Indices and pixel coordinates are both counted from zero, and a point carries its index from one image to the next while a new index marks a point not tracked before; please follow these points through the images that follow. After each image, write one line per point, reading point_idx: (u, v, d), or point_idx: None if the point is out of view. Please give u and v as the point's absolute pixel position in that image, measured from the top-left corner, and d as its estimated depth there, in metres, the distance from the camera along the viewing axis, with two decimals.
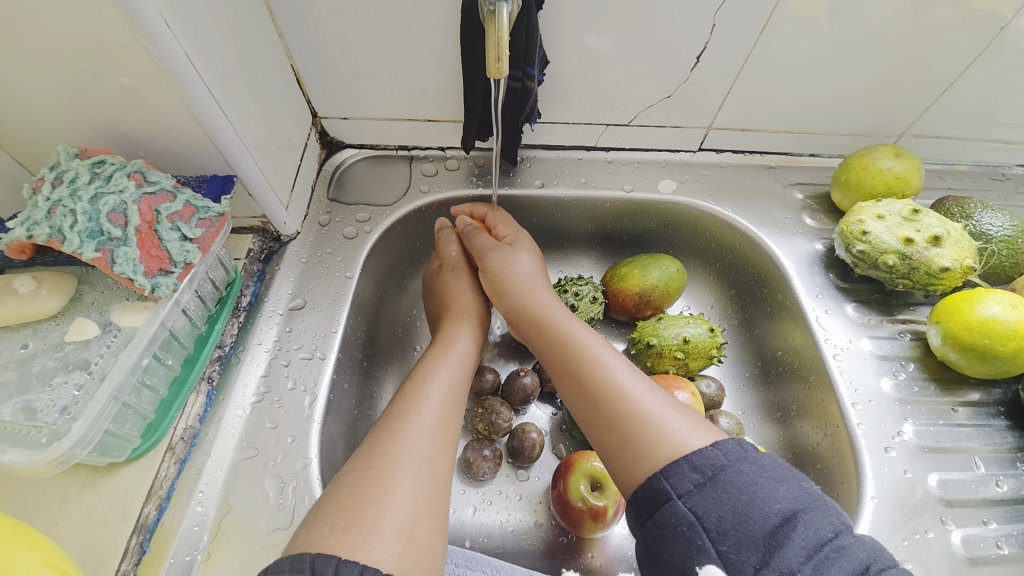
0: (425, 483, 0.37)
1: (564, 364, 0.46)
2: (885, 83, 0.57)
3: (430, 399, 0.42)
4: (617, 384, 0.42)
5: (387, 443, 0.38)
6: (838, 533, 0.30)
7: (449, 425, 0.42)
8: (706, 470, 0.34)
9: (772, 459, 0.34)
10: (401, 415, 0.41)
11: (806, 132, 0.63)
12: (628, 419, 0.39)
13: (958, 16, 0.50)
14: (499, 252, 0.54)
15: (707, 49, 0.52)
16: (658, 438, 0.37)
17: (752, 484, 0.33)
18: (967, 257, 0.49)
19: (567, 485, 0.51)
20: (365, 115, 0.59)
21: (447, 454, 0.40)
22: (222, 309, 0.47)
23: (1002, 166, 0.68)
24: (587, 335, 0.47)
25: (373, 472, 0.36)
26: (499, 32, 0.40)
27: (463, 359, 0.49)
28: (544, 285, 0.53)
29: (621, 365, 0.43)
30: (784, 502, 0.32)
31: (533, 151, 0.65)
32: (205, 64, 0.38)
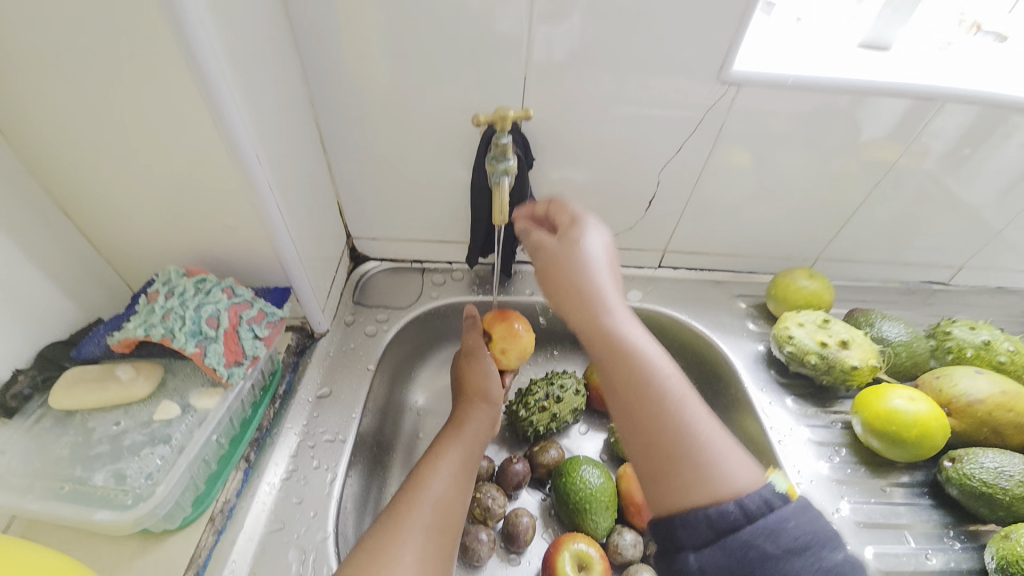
0: (430, 550, 0.43)
1: (619, 372, 0.44)
2: (793, 220, 0.74)
3: (440, 476, 0.50)
4: (676, 410, 0.42)
5: (400, 515, 0.45)
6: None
7: (455, 501, 0.49)
8: (721, 530, 0.36)
9: (799, 526, 0.36)
10: (413, 490, 0.48)
11: (741, 255, 0.79)
12: (681, 450, 0.40)
13: (861, 164, 0.68)
14: (574, 222, 0.52)
15: (655, 195, 0.70)
16: (706, 472, 0.39)
17: (765, 553, 0.35)
18: (871, 357, 0.62)
19: (555, 566, 0.56)
20: (390, 236, 0.74)
21: (450, 525, 0.47)
22: (264, 395, 0.55)
23: (905, 281, 0.84)
24: (658, 360, 0.44)
25: (386, 539, 0.43)
26: (502, 197, 0.55)
27: (472, 440, 0.57)
28: (607, 273, 0.49)
29: (682, 391, 0.43)
30: (802, 573, 0.34)
31: (524, 265, 0.79)
32: (290, 212, 0.52)
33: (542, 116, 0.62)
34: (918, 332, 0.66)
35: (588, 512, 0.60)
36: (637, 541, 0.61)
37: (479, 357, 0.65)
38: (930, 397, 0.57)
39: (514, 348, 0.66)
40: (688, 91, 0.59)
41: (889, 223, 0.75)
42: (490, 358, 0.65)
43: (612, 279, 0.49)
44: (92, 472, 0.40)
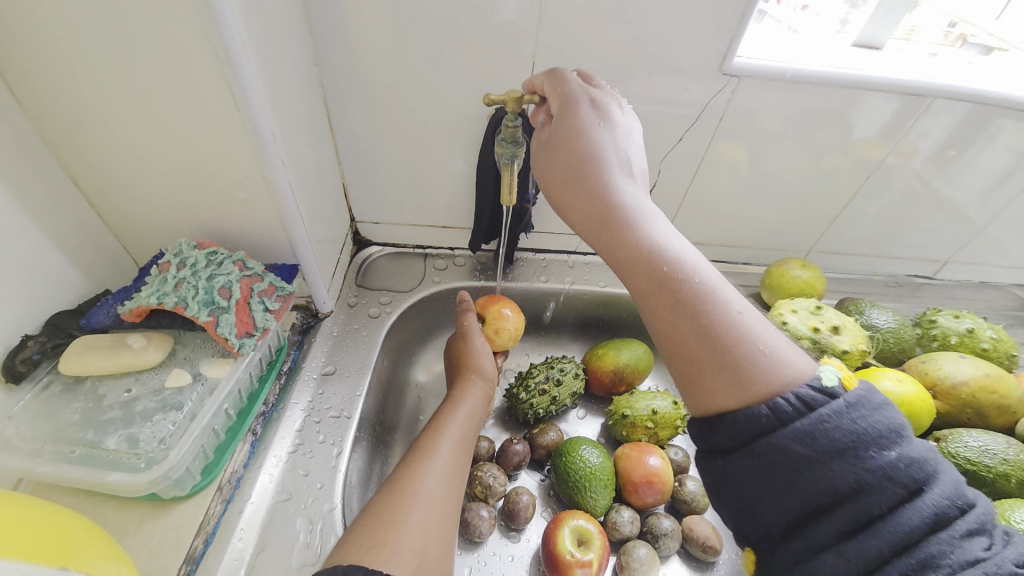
0: (436, 515, 0.44)
1: (648, 271, 0.41)
2: (788, 213, 0.77)
3: (442, 447, 0.51)
4: (709, 299, 0.38)
5: (405, 482, 0.46)
6: (894, 510, 0.31)
7: (456, 471, 0.50)
8: (751, 433, 0.34)
9: (842, 425, 0.32)
10: (416, 460, 0.49)
11: (737, 247, 0.81)
12: (720, 339, 0.37)
13: (852, 159, 0.70)
14: (586, 107, 0.47)
15: (656, 185, 0.72)
16: (750, 360, 0.35)
17: (805, 461, 0.32)
18: (861, 343, 0.63)
19: (557, 540, 0.57)
20: (394, 220, 0.75)
21: (454, 493, 0.48)
22: (271, 370, 0.56)
23: (893, 275, 0.87)
24: (680, 252, 0.41)
25: (393, 504, 0.43)
26: (512, 176, 0.56)
27: (470, 413, 0.58)
28: (619, 166, 0.45)
29: (713, 279, 0.39)
30: (845, 477, 0.31)
31: (525, 253, 0.81)
32: (299, 189, 0.53)
33: None
34: (905, 320, 0.69)
35: (586, 490, 0.62)
36: (634, 518, 0.62)
37: (470, 335, 0.66)
38: (916, 380, 0.60)
39: (509, 332, 0.69)
40: (690, 83, 0.61)
41: (878, 217, 0.78)
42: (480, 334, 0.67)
43: (626, 169, 0.46)
44: (104, 436, 0.40)
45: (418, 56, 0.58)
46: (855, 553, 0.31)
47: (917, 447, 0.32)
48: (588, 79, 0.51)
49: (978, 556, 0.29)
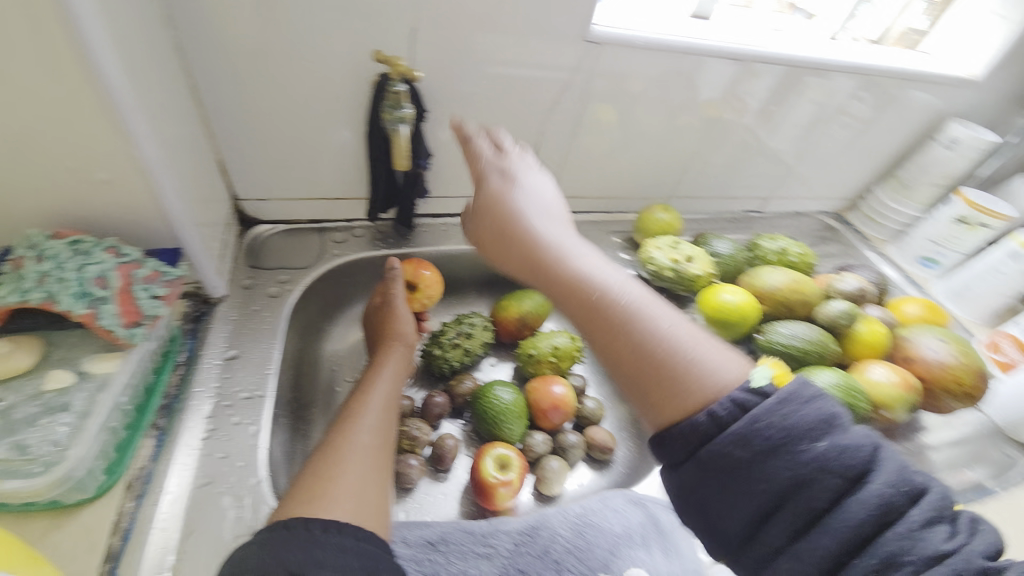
0: (370, 464, 0.48)
1: (591, 307, 0.48)
2: (650, 165, 0.89)
3: (370, 408, 0.55)
4: (645, 323, 0.46)
5: (338, 440, 0.50)
6: (834, 501, 0.37)
7: (386, 426, 0.54)
8: (694, 442, 0.40)
9: (774, 424, 0.39)
10: (347, 421, 0.53)
11: (613, 198, 0.92)
12: (659, 357, 0.44)
13: (694, 117, 0.83)
14: (500, 175, 0.61)
15: (539, 146, 0.78)
16: (687, 373, 0.43)
17: (745, 464, 0.38)
18: (709, 268, 0.78)
19: (480, 468, 0.65)
20: (281, 196, 0.73)
21: (386, 444, 0.52)
22: (166, 361, 0.54)
23: (734, 212, 1.06)
24: (613, 285, 0.49)
25: (328, 461, 0.47)
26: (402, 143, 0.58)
27: (395, 373, 0.62)
28: (543, 214, 0.58)
29: (646, 307, 0.47)
30: (782, 471, 0.38)
31: (424, 219, 0.84)
32: (170, 166, 0.49)
33: (430, 70, 0.65)
34: (739, 247, 0.85)
35: (503, 422, 0.70)
36: (546, 439, 0.72)
37: (393, 301, 0.69)
38: (747, 291, 0.75)
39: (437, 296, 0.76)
40: (558, 48, 0.67)
41: (718, 165, 0.93)
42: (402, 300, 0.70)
43: (554, 217, 0.59)
44: None
45: (288, 21, 0.56)
46: (806, 547, 0.37)
47: (848, 439, 0.38)
48: (496, 140, 0.65)
49: (938, 548, 0.34)
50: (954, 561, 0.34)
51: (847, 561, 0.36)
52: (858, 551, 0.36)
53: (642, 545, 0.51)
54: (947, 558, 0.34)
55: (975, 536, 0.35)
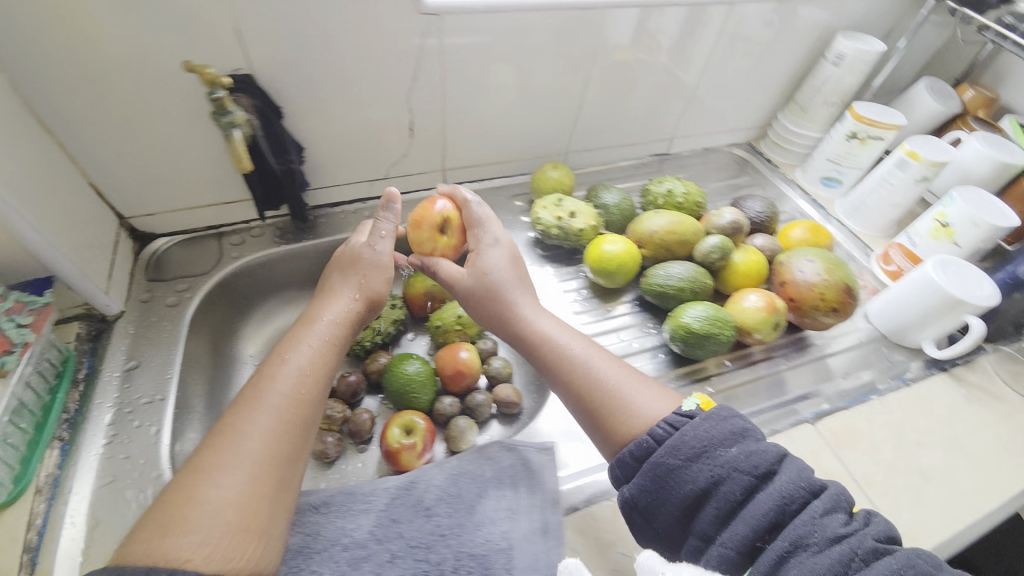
0: (254, 476, 0.44)
1: (558, 367, 0.58)
2: (538, 124, 0.90)
3: (269, 403, 0.49)
4: (596, 374, 0.56)
5: (225, 441, 0.45)
6: (748, 496, 0.44)
7: (290, 423, 0.49)
8: (641, 458, 0.49)
9: (695, 436, 0.47)
10: (243, 410, 0.48)
11: (510, 161, 0.94)
12: (607, 401, 0.55)
13: (567, 70, 0.83)
14: (480, 238, 0.67)
15: (413, 122, 0.79)
16: (630, 414, 0.53)
17: (675, 471, 0.47)
18: (592, 220, 0.80)
19: (387, 436, 0.70)
20: (168, 208, 0.75)
21: (286, 447, 0.48)
22: (62, 381, 0.59)
23: (640, 157, 1.07)
24: (569, 342, 0.60)
25: (209, 466, 0.43)
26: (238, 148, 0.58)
27: (316, 346, 0.55)
28: (507, 271, 0.65)
29: (596, 361, 0.58)
30: (703, 477, 0.46)
31: (322, 209, 0.86)
32: (18, 200, 0.53)
33: (273, 66, 0.66)
34: (626, 196, 0.86)
35: (411, 392, 0.75)
36: (454, 402, 0.77)
37: (375, 246, 0.64)
38: (628, 239, 0.79)
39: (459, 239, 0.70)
40: (399, 23, 0.67)
41: (608, 113, 0.94)
42: (379, 246, 0.64)
43: (512, 271, 0.65)
44: None
45: (111, 41, 0.58)
46: (728, 534, 0.44)
47: (757, 446, 0.46)
48: (464, 203, 0.69)
49: (836, 530, 0.40)
50: (852, 541, 0.40)
51: (764, 546, 0.42)
52: (771, 538, 0.42)
53: (510, 485, 0.56)
54: (842, 540, 0.40)
55: (869, 525, 0.41)
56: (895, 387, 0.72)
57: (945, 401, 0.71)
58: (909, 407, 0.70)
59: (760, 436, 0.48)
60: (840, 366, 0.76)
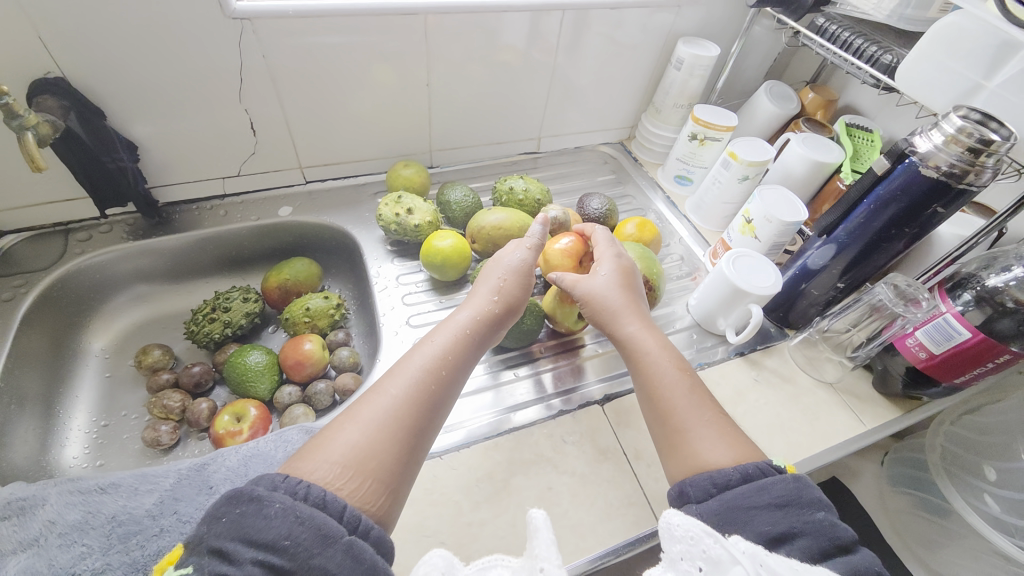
0: (373, 434, 0.50)
1: (646, 377, 0.62)
2: (390, 124, 0.94)
3: (408, 373, 0.55)
4: (671, 391, 0.59)
5: (365, 400, 0.53)
6: (823, 558, 0.43)
7: (418, 402, 0.53)
8: (718, 487, 0.49)
9: (784, 487, 0.47)
10: (389, 377, 0.55)
11: (370, 159, 0.98)
12: (672, 419, 0.57)
13: (408, 75, 0.88)
14: (613, 256, 0.73)
15: (254, 122, 0.83)
16: (690, 441, 0.55)
17: (752, 508, 0.46)
18: (428, 217, 0.85)
19: (216, 423, 0.74)
20: (5, 205, 0.77)
21: (407, 423, 0.52)
22: None
23: (510, 156, 1.12)
24: (659, 355, 0.63)
25: (344, 418, 0.51)
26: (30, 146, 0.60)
27: (461, 330, 0.61)
28: (616, 293, 0.69)
29: (676, 381, 0.60)
30: (782, 525, 0.45)
31: (176, 206, 0.88)
32: None
33: (85, 69, 0.68)
34: (476, 195, 0.91)
35: (249, 381, 0.79)
36: (295, 390, 0.81)
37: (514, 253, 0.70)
38: (459, 235, 0.84)
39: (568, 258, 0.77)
40: (213, 30, 0.70)
41: (464, 115, 0.99)
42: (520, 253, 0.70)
43: (625, 296, 0.69)
44: None
45: None
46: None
47: (841, 523, 0.46)
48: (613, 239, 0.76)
49: None
50: None
51: None
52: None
53: None
54: None
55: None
56: None
57: (734, 383, 0.79)
58: None
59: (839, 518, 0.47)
60: None
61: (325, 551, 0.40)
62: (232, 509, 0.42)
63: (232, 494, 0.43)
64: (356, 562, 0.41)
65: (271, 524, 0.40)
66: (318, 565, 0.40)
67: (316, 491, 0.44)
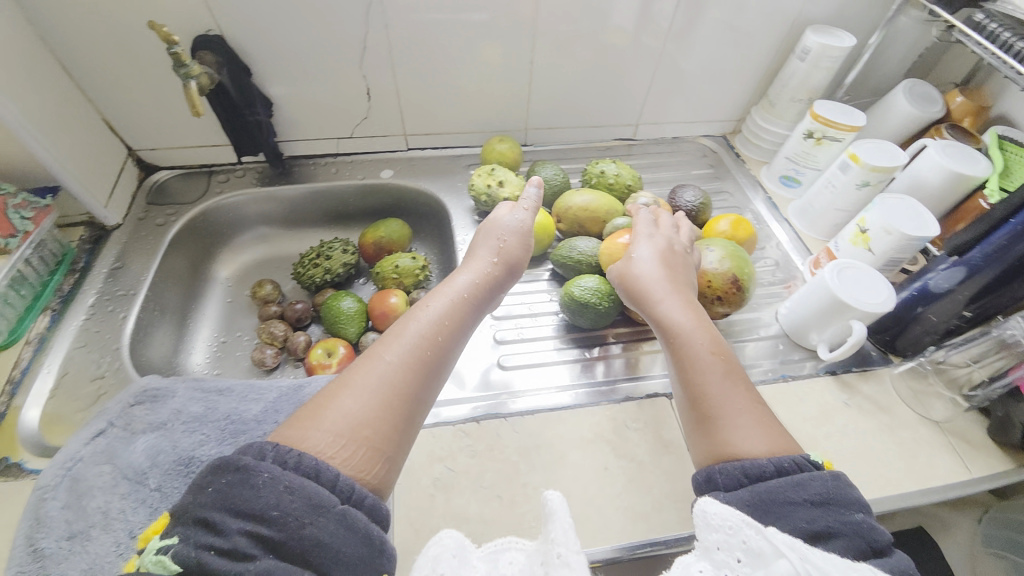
0: (371, 403, 0.49)
1: (682, 364, 0.59)
2: (491, 100, 0.96)
3: (403, 342, 0.54)
4: (708, 380, 0.56)
5: (357, 370, 0.51)
6: (861, 560, 0.41)
7: (412, 369, 0.53)
8: (751, 478, 0.47)
9: (822, 484, 0.45)
10: (381, 347, 0.54)
11: (467, 133, 1.02)
12: (708, 407, 0.54)
13: (514, 51, 0.89)
14: (654, 235, 0.72)
15: (370, 88, 0.89)
16: (726, 430, 0.52)
17: (789, 503, 0.44)
18: (518, 191, 0.88)
19: (310, 354, 0.84)
20: (166, 144, 0.91)
21: (402, 389, 0.51)
22: (61, 267, 0.76)
23: (604, 141, 1.10)
24: (695, 338, 0.60)
25: (337, 388, 0.50)
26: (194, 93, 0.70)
27: (450, 300, 0.62)
28: (654, 274, 0.67)
29: (712, 369, 0.57)
30: (820, 523, 0.43)
31: (296, 160, 0.99)
32: (33, 123, 0.70)
33: (240, 30, 0.78)
34: (568, 177, 0.92)
35: (340, 324, 0.88)
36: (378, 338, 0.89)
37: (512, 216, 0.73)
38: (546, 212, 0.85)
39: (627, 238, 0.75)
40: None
41: (563, 95, 0.99)
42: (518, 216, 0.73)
43: (665, 278, 0.66)
44: None
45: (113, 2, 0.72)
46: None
47: (880, 526, 0.44)
48: (661, 220, 0.76)
49: None
50: None
51: None
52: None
53: None
54: None
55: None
56: (769, 380, 0.75)
57: (819, 401, 0.73)
58: (778, 400, 0.73)
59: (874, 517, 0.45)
60: None
61: (316, 520, 0.40)
62: (219, 479, 0.41)
63: (220, 463, 0.42)
64: (350, 531, 0.41)
65: (259, 494, 0.39)
66: (309, 534, 0.39)
67: (311, 459, 0.43)
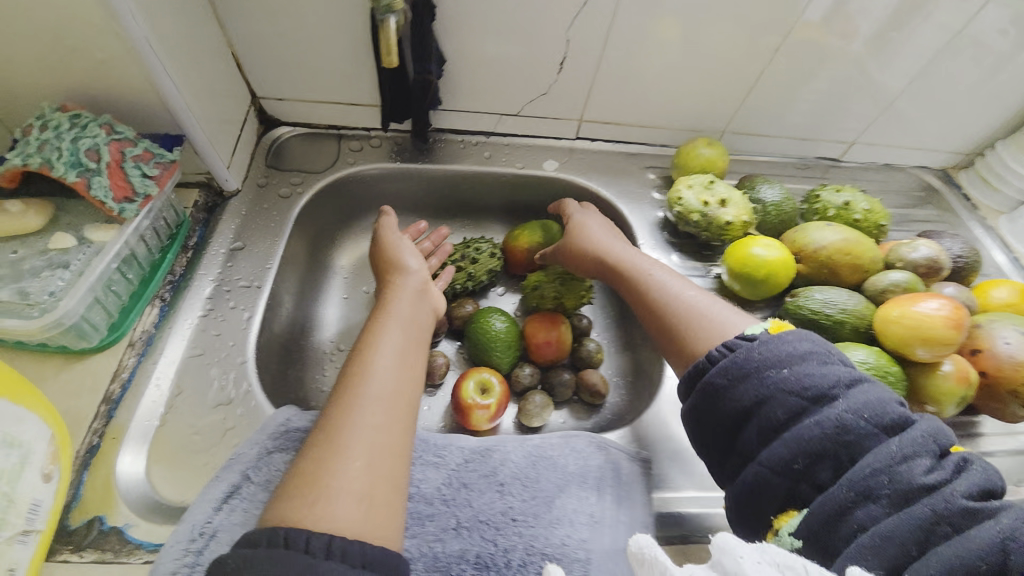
0: (377, 448, 0.38)
1: (644, 304, 0.54)
2: (701, 92, 0.76)
3: (380, 366, 0.43)
4: (675, 298, 0.52)
5: (339, 419, 0.39)
6: (797, 417, 0.36)
7: (403, 391, 0.43)
8: (690, 375, 0.42)
9: (747, 354, 0.39)
10: (350, 386, 0.42)
11: (654, 127, 0.82)
12: (676, 322, 0.50)
13: (759, 34, 0.69)
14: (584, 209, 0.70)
15: (566, 58, 0.70)
16: (703, 331, 0.47)
17: (723, 389, 0.40)
18: (744, 215, 0.68)
19: (460, 389, 0.65)
20: (297, 96, 0.72)
21: (401, 419, 0.41)
22: (173, 243, 0.59)
23: (804, 157, 0.90)
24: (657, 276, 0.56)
25: (330, 447, 0.37)
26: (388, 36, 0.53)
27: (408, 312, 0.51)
28: (609, 236, 0.64)
29: (678, 287, 0.53)
30: (752, 393, 0.38)
31: (443, 134, 0.80)
32: (164, 48, 0.51)
33: None
34: (793, 196, 0.72)
35: (490, 350, 0.69)
36: (534, 373, 0.70)
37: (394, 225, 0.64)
38: (785, 246, 0.65)
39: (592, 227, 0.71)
40: None
41: (787, 97, 0.78)
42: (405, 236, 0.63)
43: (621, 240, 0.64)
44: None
45: None
46: (770, 454, 0.36)
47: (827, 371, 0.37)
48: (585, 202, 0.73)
49: (921, 481, 0.31)
50: (932, 497, 0.30)
51: (808, 470, 0.35)
52: (831, 476, 0.34)
53: (594, 489, 0.49)
54: (922, 492, 0.31)
55: (959, 474, 0.31)
56: None
57: None
58: None
59: (836, 361, 0.38)
60: (1010, 470, 0.61)
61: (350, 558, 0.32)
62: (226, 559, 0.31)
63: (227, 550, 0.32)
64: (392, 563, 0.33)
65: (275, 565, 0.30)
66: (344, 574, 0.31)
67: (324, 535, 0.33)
